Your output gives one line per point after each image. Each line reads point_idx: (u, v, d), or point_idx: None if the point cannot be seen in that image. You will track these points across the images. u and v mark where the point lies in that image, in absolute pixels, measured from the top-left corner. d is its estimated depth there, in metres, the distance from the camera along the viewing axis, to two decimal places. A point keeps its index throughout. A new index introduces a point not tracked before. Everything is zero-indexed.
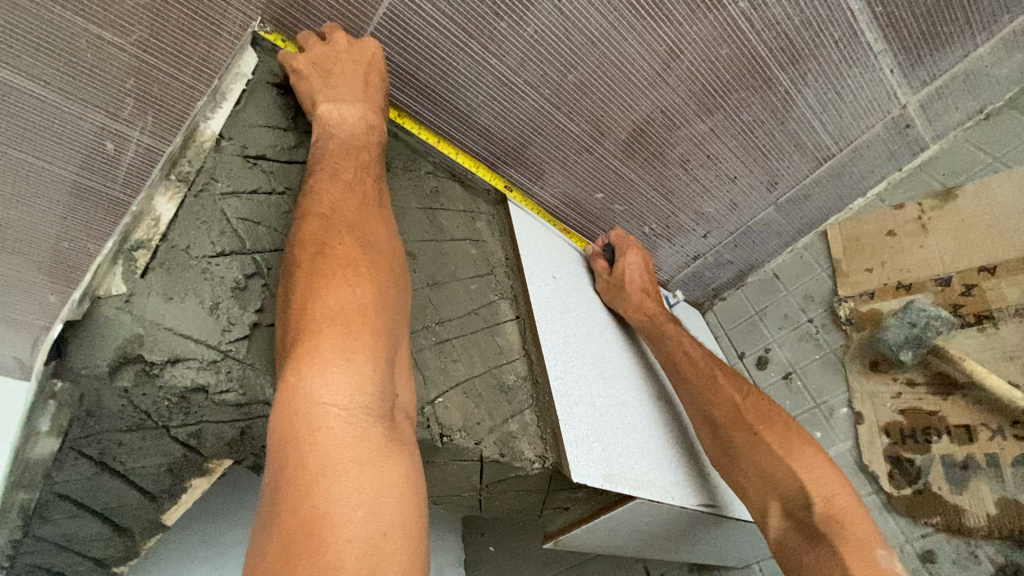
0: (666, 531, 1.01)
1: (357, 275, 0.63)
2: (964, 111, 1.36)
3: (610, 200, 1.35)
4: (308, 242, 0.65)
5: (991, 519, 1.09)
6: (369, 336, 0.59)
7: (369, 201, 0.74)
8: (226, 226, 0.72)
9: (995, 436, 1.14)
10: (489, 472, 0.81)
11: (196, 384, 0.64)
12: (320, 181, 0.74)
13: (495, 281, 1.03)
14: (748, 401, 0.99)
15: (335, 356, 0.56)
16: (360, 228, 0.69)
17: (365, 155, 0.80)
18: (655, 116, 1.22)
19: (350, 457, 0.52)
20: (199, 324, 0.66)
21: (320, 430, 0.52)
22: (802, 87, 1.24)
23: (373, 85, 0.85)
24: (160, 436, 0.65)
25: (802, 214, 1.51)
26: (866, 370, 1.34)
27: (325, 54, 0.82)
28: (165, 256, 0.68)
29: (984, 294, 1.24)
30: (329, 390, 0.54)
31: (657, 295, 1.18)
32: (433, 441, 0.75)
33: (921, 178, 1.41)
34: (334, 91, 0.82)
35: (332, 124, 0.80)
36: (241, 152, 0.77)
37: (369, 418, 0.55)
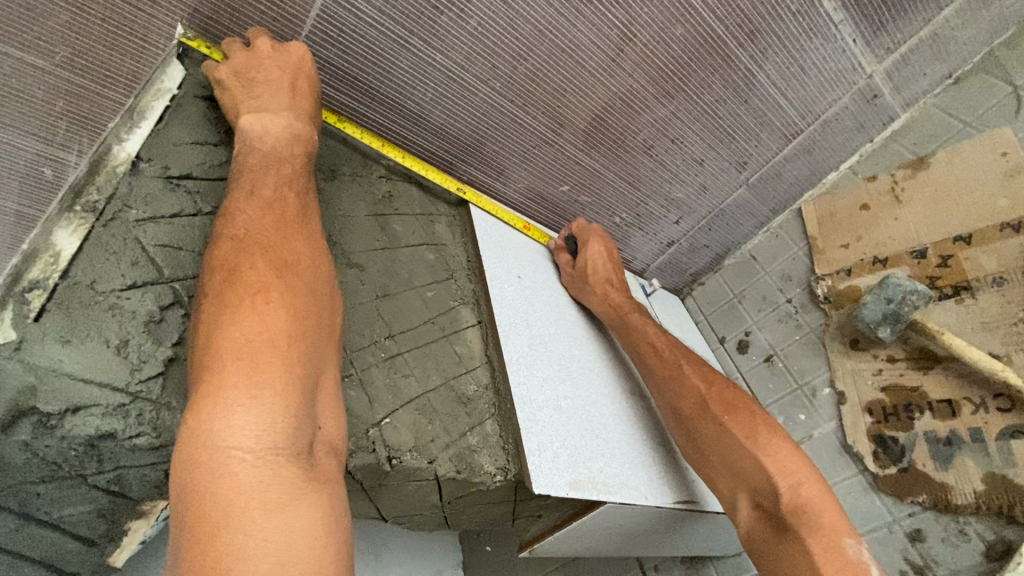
0: (644, 529, 1.00)
1: (268, 302, 0.61)
2: (932, 77, 1.32)
3: (576, 192, 1.32)
4: (220, 272, 0.64)
5: (978, 495, 1.07)
6: (280, 369, 0.58)
7: (289, 218, 0.72)
8: (139, 255, 0.70)
9: (979, 410, 1.11)
10: (447, 489, 0.81)
11: (103, 431, 0.62)
12: (236, 201, 0.71)
13: (455, 286, 0.99)
14: (713, 391, 0.96)
15: (240, 395, 0.55)
16: (276, 249, 0.67)
17: (290, 168, 0.76)
18: (614, 103, 1.18)
19: (257, 503, 0.51)
20: (106, 366, 0.64)
21: (224, 476, 0.51)
22: (762, 63, 1.20)
23: (299, 92, 0.80)
24: (78, 485, 0.63)
25: (774, 193, 1.48)
26: (846, 349, 1.31)
27: (246, 61, 0.78)
28: (64, 294, 0.65)
29: (961, 265, 1.21)
30: (234, 433, 0.53)
31: (623, 285, 1.15)
32: (380, 464, 0.74)
33: (892, 149, 1.38)
34: (257, 102, 0.78)
35: (254, 137, 0.76)
36: (162, 173, 0.75)
37: (278, 458, 0.54)
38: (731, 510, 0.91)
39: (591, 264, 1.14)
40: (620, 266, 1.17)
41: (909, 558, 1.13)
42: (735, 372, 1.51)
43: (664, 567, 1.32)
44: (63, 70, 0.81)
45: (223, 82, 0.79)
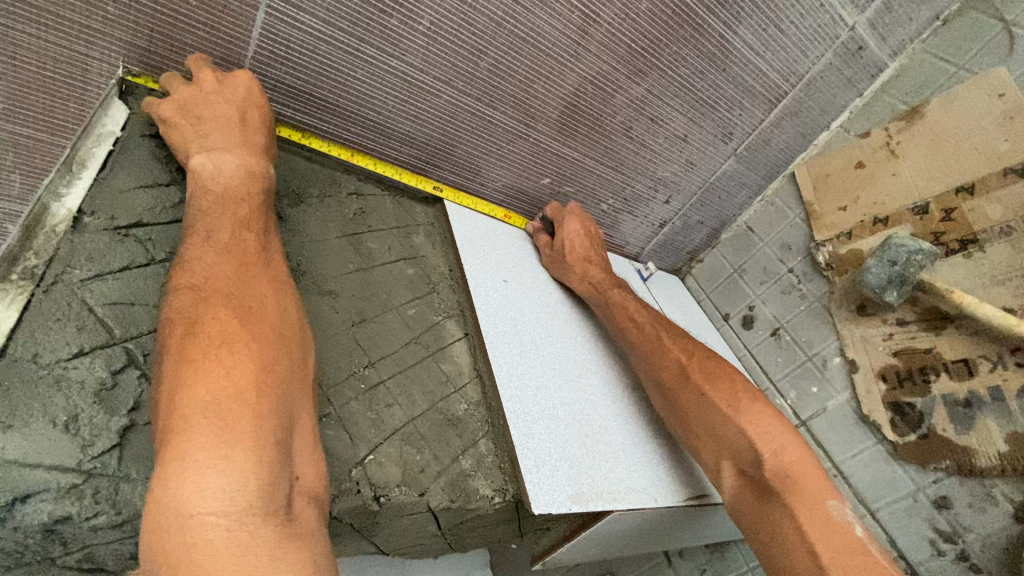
0: (654, 528, 0.97)
1: (233, 352, 0.57)
2: (919, 20, 1.25)
3: (558, 183, 1.27)
4: (181, 324, 0.59)
5: (1002, 457, 1.02)
6: (251, 423, 0.54)
7: (251, 261, 0.68)
8: (85, 320, 0.67)
9: (997, 367, 1.05)
10: (445, 518, 0.78)
11: (56, 517, 0.60)
12: (195, 249, 0.67)
13: (437, 299, 0.96)
14: (694, 361, 0.92)
15: (209, 455, 0.50)
16: (239, 295, 0.63)
17: (246, 209, 0.73)
18: (585, 88, 1.13)
19: (237, 568, 0.47)
20: (56, 449, 0.61)
21: (200, 543, 0.47)
22: (737, 28, 1.14)
23: (249, 124, 0.77)
24: (48, 567, 0.63)
25: (764, 160, 1.43)
26: (854, 315, 1.27)
27: (191, 96, 0.74)
28: (7, 373, 0.63)
29: (966, 217, 1.15)
30: (205, 497, 0.49)
31: (601, 261, 1.12)
32: (367, 505, 0.72)
33: (883, 101, 1.32)
34: (206, 140, 0.74)
35: (207, 178, 0.73)
36: (109, 225, 0.73)
37: (256, 518, 0.50)
38: (716, 479, 0.87)
39: (569, 243, 1.10)
40: (599, 244, 1.13)
41: (937, 526, 1.09)
42: (743, 349, 1.47)
43: (689, 552, 1.29)
44: (7, 122, 0.76)
45: (164, 121, 0.75)
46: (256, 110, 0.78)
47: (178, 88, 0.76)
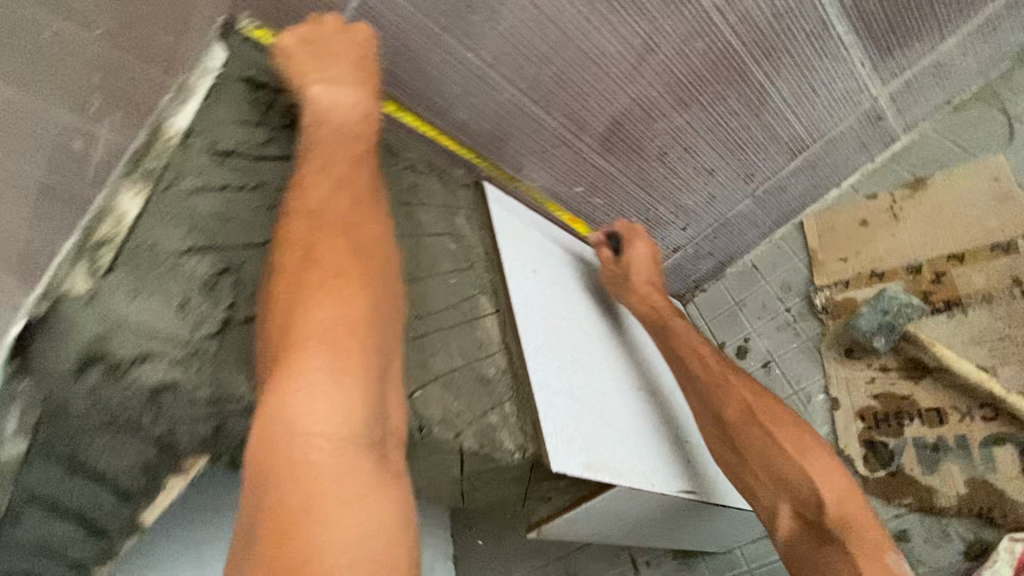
0: (648, 517, 1.04)
1: (348, 288, 0.66)
2: (933, 103, 1.38)
3: (589, 192, 1.39)
4: (290, 262, 0.68)
5: (961, 499, 1.12)
6: (360, 358, 0.62)
7: (362, 198, 0.76)
8: (194, 224, 0.73)
9: (964, 418, 1.16)
10: (470, 464, 0.83)
11: (163, 381, 0.65)
12: (312, 185, 0.74)
13: (475, 275, 1.03)
14: (759, 401, 1.04)
15: (323, 378, 0.59)
16: (350, 226, 0.72)
17: (355, 154, 0.79)
18: (632, 110, 1.24)
19: (337, 487, 0.56)
20: (167, 322, 0.67)
21: (306, 469, 0.55)
22: (775, 81, 1.25)
23: (366, 77, 0.83)
24: (133, 434, 0.66)
25: (777, 206, 1.55)
26: (842, 357, 1.36)
27: (315, 34, 0.81)
28: (131, 255, 0.69)
29: (953, 281, 1.26)
30: (313, 420, 0.57)
31: (662, 288, 1.20)
32: (412, 434, 0.78)
33: (891, 169, 1.44)
34: (325, 74, 0.81)
35: (324, 110, 0.80)
36: (210, 148, 0.78)
37: (356, 446, 0.58)
38: (770, 519, 0.99)
39: (636, 262, 1.18)
40: (660, 269, 1.22)
41: None
42: None
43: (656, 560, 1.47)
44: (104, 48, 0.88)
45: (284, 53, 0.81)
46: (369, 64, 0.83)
47: (303, 30, 0.81)
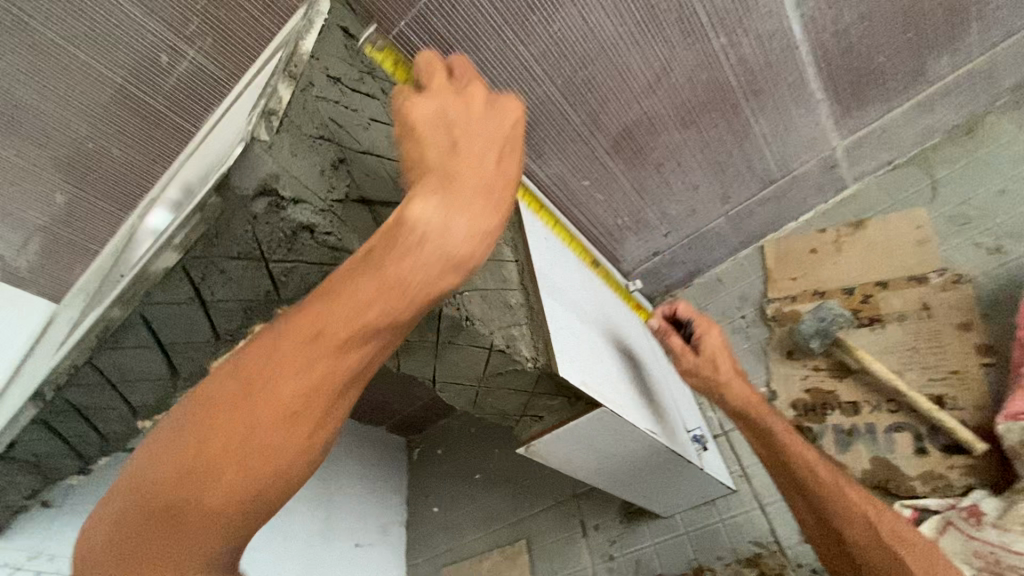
0: (622, 455, 1.20)
1: (385, 256, 0.64)
2: (878, 161, 1.70)
3: (594, 187, 1.59)
4: (360, 262, 0.65)
5: (866, 472, 1.34)
6: (341, 310, 0.63)
7: (483, 190, 0.71)
8: (325, 121, 0.82)
9: (874, 410, 1.40)
10: (493, 362, 0.95)
11: (308, 224, 0.74)
12: (429, 232, 0.65)
13: (500, 228, 1.21)
14: (884, 519, 1.06)
15: (305, 304, 0.64)
16: (447, 208, 0.67)
17: (480, 202, 0.70)
18: (641, 121, 1.47)
19: (234, 397, 0.60)
20: (315, 181, 0.76)
21: (273, 333, 0.63)
22: (758, 118, 1.52)
23: (508, 132, 0.78)
24: (259, 266, 0.75)
25: (745, 228, 1.82)
26: (783, 357, 1.61)
27: (465, 68, 0.82)
28: (289, 123, 0.74)
29: (877, 303, 1.53)
30: (282, 331, 0.62)
31: (743, 376, 1.33)
32: (458, 320, 0.88)
33: (839, 211, 1.75)
34: (476, 95, 0.78)
35: (472, 118, 0.76)
36: (326, 70, 0.89)
37: (277, 380, 0.61)
38: None
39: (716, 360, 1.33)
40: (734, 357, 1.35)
41: None
42: None
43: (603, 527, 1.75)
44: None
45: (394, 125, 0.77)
46: (516, 123, 0.80)
47: (479, 89, 0.80)
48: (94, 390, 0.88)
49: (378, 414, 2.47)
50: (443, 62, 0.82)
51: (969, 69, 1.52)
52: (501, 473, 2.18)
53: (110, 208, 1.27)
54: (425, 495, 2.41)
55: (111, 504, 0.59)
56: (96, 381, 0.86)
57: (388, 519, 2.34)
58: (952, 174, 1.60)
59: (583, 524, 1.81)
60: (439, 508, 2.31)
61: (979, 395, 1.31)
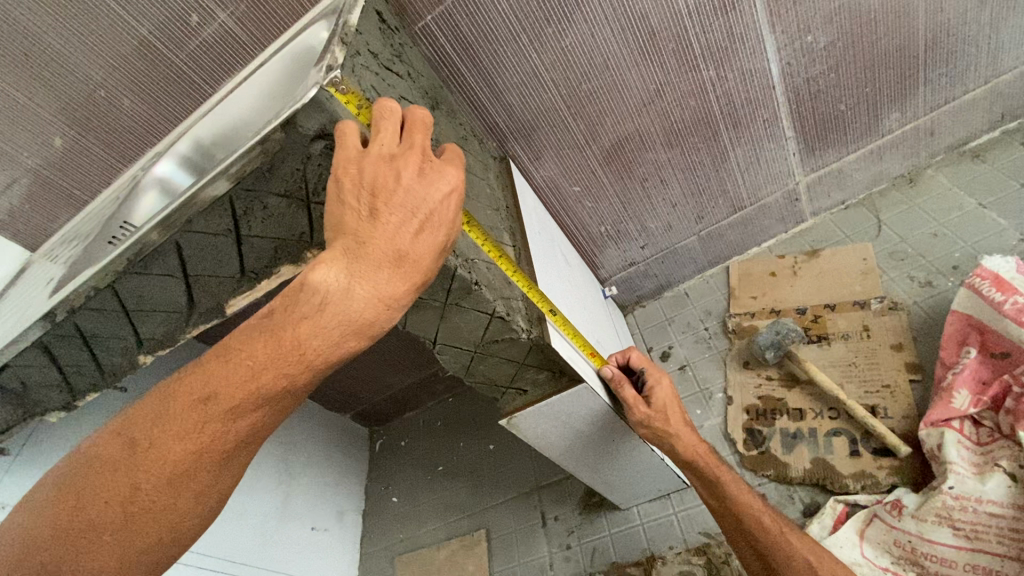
0: (593, 436, 1.29)
1: (315, 317, 0.71)
2: (833, 199, 1.90)
3: (583, 194, 1.72)
4: (293, 308, 0.71)
5: (807, 471, 1.48)
6: (275, 362, 0.70)
7: (402, 261, 0.74)
8: (372, 88, 0.92)
9: (817, 416, 1.56)
10: (492, 329, 1.03)
11: None
12: (330, 297, 0.71)
13: (500, 215, 1.30)
14: (822, 561, 1.07)
15: (248, 347, 0.71)
16: (367, 272, 0.72)
17: (388, 270, 0.73)
18: (632, 137, 1.60)
19: (181, 427, 0.69)
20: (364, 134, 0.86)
21: (223, 364, 0.71)
22: (735, 146, 1.68)
23: (434, 210, 0.77)
24: (299, 209, 0.84)
25: (714, 248, 1.98)
26: (741, 366, 1.75)
27: (415, 127, 0.80)
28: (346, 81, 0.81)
29: (825, 323, 1.71)
30: (230, 365, 0.70)
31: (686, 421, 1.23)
32: (468, 283, 0.95)
33: (797, 241, 1.93)
34: (411, 163, 0.77)
35: (406, 187, 0.76)
36: (367, 47, 0.99)
37: (220, 419, 0.70)
38: None
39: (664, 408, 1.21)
40: (682, 407, 1.24)
41: None
42: None
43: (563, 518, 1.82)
44: None
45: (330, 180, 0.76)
46: (448, 198, 0.79)
47: (415, 158, 0.77)
48: (108, 316, 0.97)
49: (344, 401, 2.46)
50: (396, 114, 0.80)
51: (914, 126, 1.74)
52: (464, 466, 2.22)
53: (107, 156, 1.23)
54: (384, 486, 2.41)
55: (71, 466, 0.70)
56: (112, 307, 0.95)
57: (344, 507, 2.33)
58: (894, 216, 1.82)
59: (543, 516, 1.88)
60: (397, 498, 2.32)
61: (906, 406, 1.48)
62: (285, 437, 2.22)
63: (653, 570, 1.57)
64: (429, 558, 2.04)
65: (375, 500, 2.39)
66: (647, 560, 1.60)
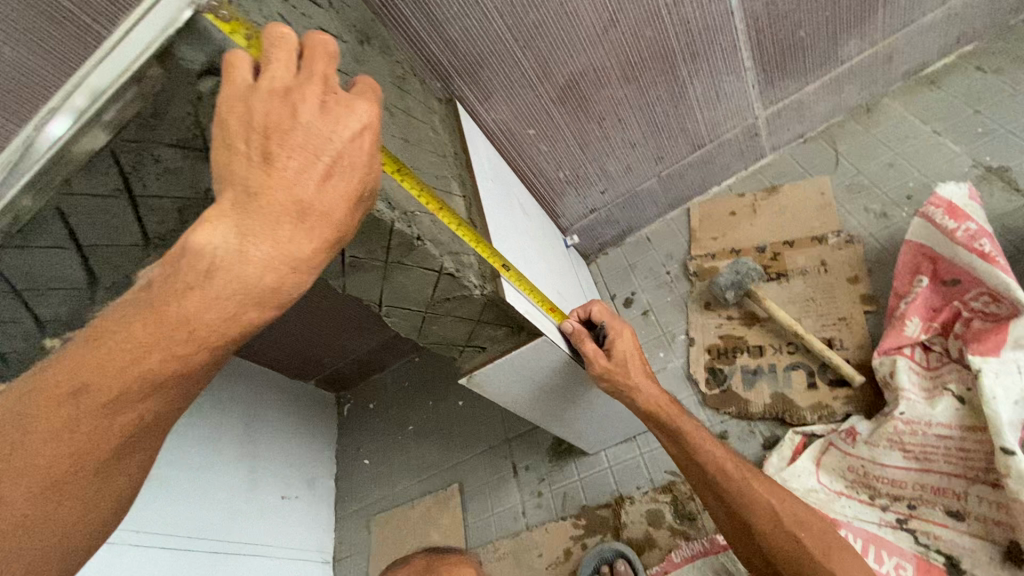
0: (555, 387, 1.27)
1: (206, 285, 0.59)
2: (791, 133, 1.87)
3: (538, 137, 1.61)
4: (174, 277, 0.59)
5: (766, 406, 1.51)
6: (163, 341, 0.58)
7: (305, 212, 0.62)
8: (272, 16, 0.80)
9: (776, 351, 1.58)
10: (442, 286, 0.97)
11: None
12: (218, 260, 0.59)
13: (447, 163, 1.20)
14: (782, 502, 1.11)
15: (127, 325, 0.58)
16: (264, 230, 0.60)
17: (290, 226, 0.61)
18: (587, 72, 1.50)
19: (51, 427, 0.57)
20: None
21: (96, 347, 0.58)
22: (694, 80, 1.61)
23: (343, 153, 0.64)
24: (196, 161, 0.78)
25: (675, 189, 1.93)
26: (702, 308, 1.75)
27: (313, 55, 0.65)
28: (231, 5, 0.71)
29: (784, 260, 1.70)
30: (105, 347, 0.58)
31: (642, 368, 1.21)
32: (411, 240, 0.87)
33: (756, 178, 1.90)
34: (309, 97, 0.63)
35: (306, 126, 0.62)
36: None
37: (100, 412, 0.58)
38: None
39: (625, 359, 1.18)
40: (642, 354, 1.21)
41: None
42: None
43: (534, 467, 1.84)
44: None
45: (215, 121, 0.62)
46: (360, 137, 0.66)
47: (314, 89, 0.63)
48: None
49: (305, 368, 2.38)
50: (289, 42, 0.65)
51: (873, 53, 1.70)
52: (434, 423, 2.20)
53: None
54: (354, 448, 2.38)
55: None
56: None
57: (316, 473, 2.30)
58: (850, 148, 1.80)
59: (514, 466, 1.89)
60: (369, 460, 2.30)
61: (859, 336, 1.51)
62: (245, 409, 2.13)
63: (622, 510, 1.62)
64: (404, 515, 2.05)
65: (345, 464, 2.37)
66: (616, 501, 1.64)
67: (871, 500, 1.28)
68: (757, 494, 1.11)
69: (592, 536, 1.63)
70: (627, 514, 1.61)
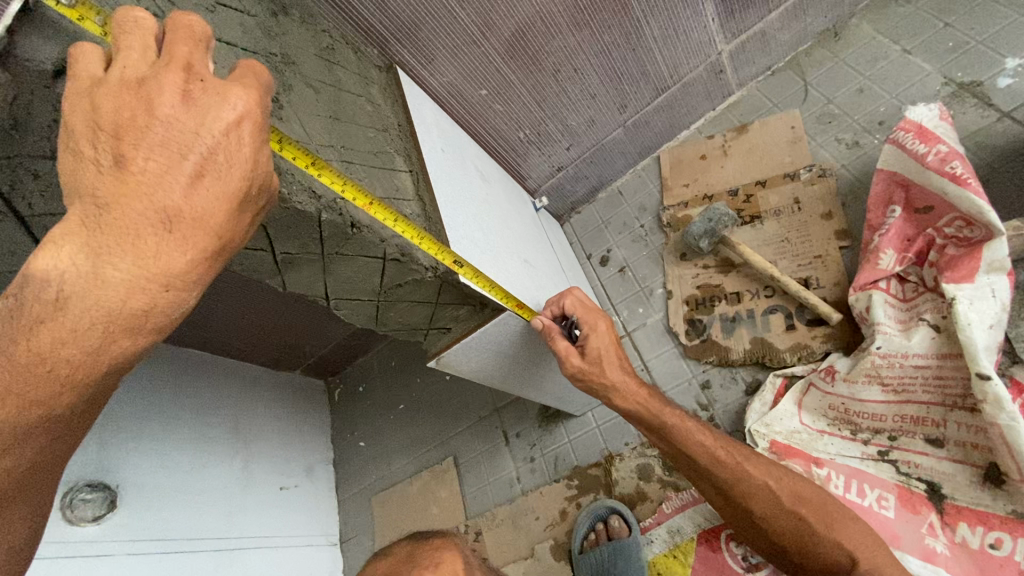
0: (526, 357, 1.25)
1: (55, 319, 0.55)
2: (758, 66, 1.78)
3: (492, 97, 1.51)
4: (22, 311, 0.55)
5: (746, 351, 1.50)
6: (20, 388, 0.56)
7: (175, 221, 0.57)
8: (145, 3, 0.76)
9: (754, 296, 1.55)
10: (390, 272, 0.94)
11: None
12: (68, 286, 0.55)
13: (390, 138, 1.13)
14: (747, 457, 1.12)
15: None
16: (120, 246, 0.56)
17: (154, 237, 0.56)
18: (534, 21, 1.39)
19: None
20: None
21: None
22: (648, 19, 1.50)
23: (214, 149, 0.58)
24: None
25: (642, 138, 1.85)
26: (677, 259, 1.71)
27: (174, 38, 0.59)
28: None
29: (758, 202, 1.66)
30: None
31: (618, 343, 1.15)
32: (345, 226, 0.83)
33: (726, 118, 1.83)
34: (170, 87, 0.56)
35: (168, 119, 0.56)
36: None
37: None
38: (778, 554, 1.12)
39: (597, 347, 1.12)
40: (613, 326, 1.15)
41: (699, 400, 1.53)
42: (596, 281, 1.84)
43: (525, 434, 1.85)
44: None
45: (71, 127, 0.57)
46: (237, 129, 0.59)
47: (173, 78, 0.57)
48: None
49: (289, 359, 2.33)
50: (146, 25, 0.59)
51: None
52: (424, 399, 2.20)
53: None
54: (349, 433, 2.38)
55: None
56: None
57: (312, 460, 2.31)
58: (820, 75, 1.72)
59: (505, 434, 1.90)
60: (365, 442, 2.31)
61: (835, 273, 1.49)
62: (233, 406, 2.11)
63: (612, 467, 1.64)
64: (403, 492, 2.07)
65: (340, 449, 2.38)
66: (605, 459, 1.66)
67: (853, 436, 1.29)
68: (727, 456, 1.11)
69: (586, 495, 1.66)
70: (618, 470, 1.63)
